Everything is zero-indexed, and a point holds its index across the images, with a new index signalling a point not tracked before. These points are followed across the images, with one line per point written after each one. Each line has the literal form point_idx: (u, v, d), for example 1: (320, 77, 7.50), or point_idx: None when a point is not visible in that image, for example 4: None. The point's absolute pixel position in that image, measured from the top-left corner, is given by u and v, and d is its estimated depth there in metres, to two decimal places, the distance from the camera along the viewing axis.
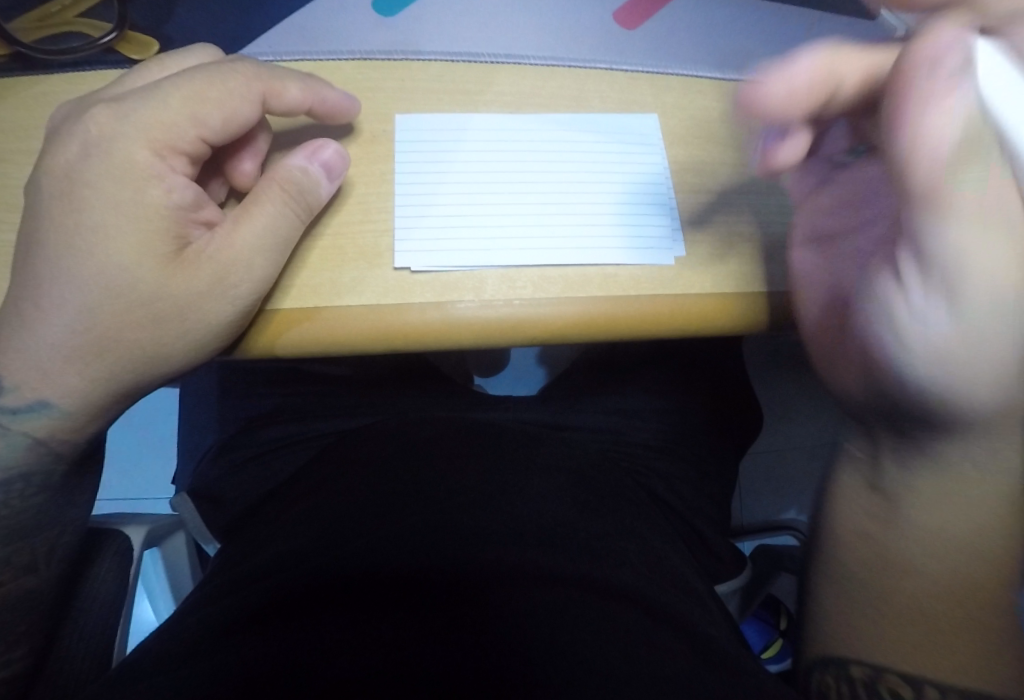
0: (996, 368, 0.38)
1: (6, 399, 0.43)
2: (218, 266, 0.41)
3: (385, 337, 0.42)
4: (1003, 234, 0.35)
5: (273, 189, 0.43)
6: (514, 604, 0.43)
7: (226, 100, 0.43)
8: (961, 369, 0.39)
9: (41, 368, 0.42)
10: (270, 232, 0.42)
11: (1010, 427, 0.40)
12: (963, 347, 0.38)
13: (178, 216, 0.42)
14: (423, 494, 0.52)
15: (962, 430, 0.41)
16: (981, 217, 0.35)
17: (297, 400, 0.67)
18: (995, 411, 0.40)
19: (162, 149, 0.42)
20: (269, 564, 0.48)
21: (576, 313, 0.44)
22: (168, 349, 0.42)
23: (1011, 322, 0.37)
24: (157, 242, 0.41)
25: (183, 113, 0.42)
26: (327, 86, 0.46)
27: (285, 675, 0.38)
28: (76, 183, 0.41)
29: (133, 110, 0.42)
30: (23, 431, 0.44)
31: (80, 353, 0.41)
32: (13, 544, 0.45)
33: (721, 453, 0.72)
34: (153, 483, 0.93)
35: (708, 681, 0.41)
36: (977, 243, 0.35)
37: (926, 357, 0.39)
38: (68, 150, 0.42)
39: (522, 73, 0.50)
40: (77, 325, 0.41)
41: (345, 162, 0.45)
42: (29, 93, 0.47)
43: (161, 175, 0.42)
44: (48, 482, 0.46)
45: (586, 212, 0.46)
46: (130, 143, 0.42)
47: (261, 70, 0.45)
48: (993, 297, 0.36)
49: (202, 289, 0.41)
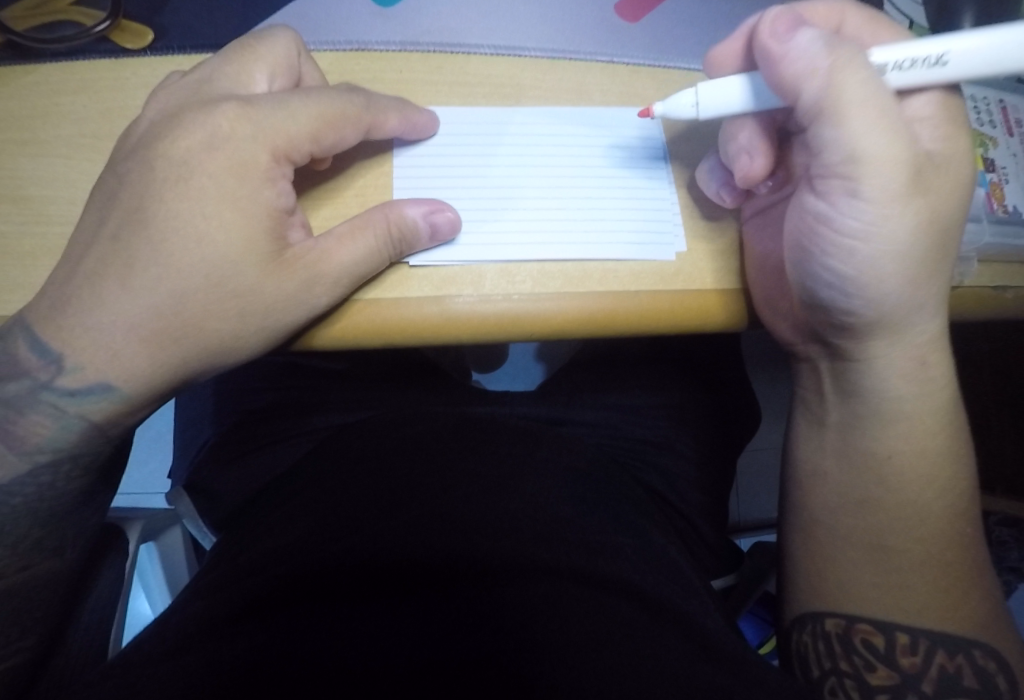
0: (921, 265, 0.41)
1: (62, 379, 0.40)
2: (315, 276, 0.40)
3: (384, 330, 0.42)
4: (903, 131, 0.38)
5: (379, 228, 0.41)
6: (511, 596, 0.43)
7: (343, 124, 0.41)
8: (898, 274, 0.41)
9: (111, 345, 0.39)
10: (360, 266, 0.41)
11: (932, 314, 0.44)
12: (879, 264, 0.41)
13: (283, 219, 0.40)
14: (418, 488, 0.52)
15: (903, 335, 0.44)
16: (867, 126, 0.37)
17: (296, 396, 0.66)
18: (922, 304, 0.43)
19: (282, 156, 0.40)
20: (264, 558, 0.48)
21: (578, 310, 0.43)
22: (246, 341, 0.41)
23: (928, 216, 0.40)
24: (262, 240, 0.39)
25: (311, 128, 0.40)
26: (416, 109, 0.45)
27: (280, 674, 0.38)
28: (195, 170, 0.39)
29: (263, 115, 0.40)
30: (79, 414, 0.41)
31: (157, 336, 0.39)
32: (49, 526, 0.44)
33: (719, 448, 0.72)
34: (152, 478, 0.92)
35: (709, 674, 0.41)
36: (885, 146, 0.37)
37: (865, 270, 0.41)
38: (189, 137, 0.39)
39: (523, 66, 0.49)
40: (162, 309, 0.39)
41: (455, 234, 0.43)
42: (23, 83, 0.46)
43: (276, 179, 0.40)
44: (96, 464, 0.44)
45: (591, 209, 0.46)
46: (253, 145, 0.39)
47: (367, 98, 0.43)
48: (913, 195, 0.39)
49: (290, 291, 0.40)
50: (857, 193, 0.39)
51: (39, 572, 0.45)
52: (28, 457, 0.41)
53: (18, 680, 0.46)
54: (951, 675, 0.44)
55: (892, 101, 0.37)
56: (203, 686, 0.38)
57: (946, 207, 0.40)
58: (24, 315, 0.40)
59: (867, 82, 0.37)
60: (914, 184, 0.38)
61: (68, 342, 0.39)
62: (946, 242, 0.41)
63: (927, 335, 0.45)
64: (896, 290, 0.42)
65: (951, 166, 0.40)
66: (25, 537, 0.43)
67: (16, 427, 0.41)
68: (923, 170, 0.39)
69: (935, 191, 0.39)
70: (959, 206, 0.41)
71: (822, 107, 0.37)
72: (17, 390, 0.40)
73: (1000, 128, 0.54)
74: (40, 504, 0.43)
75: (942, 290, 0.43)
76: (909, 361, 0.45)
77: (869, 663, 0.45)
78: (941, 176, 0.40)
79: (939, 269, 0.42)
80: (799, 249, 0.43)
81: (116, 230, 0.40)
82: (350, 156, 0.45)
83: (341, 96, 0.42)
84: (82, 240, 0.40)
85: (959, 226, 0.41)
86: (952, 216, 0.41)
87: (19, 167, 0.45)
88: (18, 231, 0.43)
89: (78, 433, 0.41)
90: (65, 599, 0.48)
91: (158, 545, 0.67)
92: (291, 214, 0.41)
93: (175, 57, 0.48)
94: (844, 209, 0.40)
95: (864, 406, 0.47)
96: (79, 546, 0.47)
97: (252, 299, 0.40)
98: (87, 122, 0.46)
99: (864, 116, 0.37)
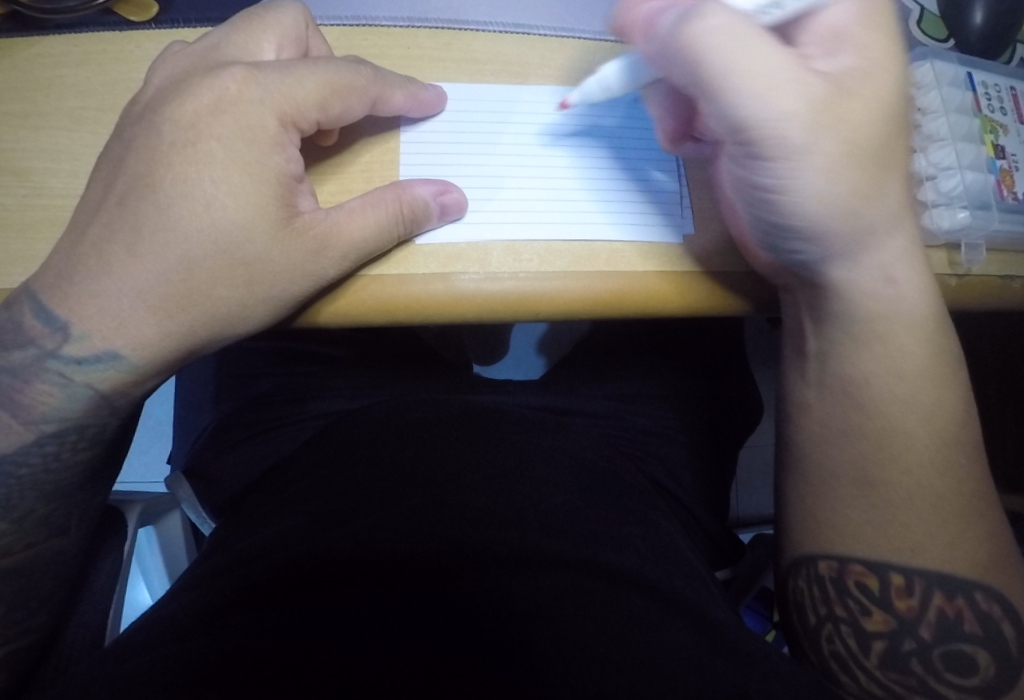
0: (853, 196, 0.40)
1: (68, 348, 0.40)
2: (325, 247, 0.40)
3: (390, 306, 0.42)
4: (793, 80, 0.37)
5: (389, 206, 0.41)
6: (517, 587, 0.43)
7: (349, 93, 0.41)
8: (835, 213, 0.41)
9: (117, 315, 0.39)
10: (372, 240, 0.41)
11: (886, 232, 0.43)
12: (825, 208, 0.40)
13: (292, 187, 0.40)
14: (423, 476, 0.51)
15: (861, 257, 0.44)
16: (763, 86, 0.37)
17: (298, 381, 0.66)
18: (874, 227, 0.42)
19: (288, 121, 0.40)
20: (262, 545, 0.47)
21: (587, 290, 0.43)
22: (250, 314, 0.40)
23: (845, 151, 0.39)
24: (272, 206, 0.39)
25: (318, 94, 0.40)
26: (422, 86, 0.44)
27: (277, 661, 0.38)
28: (203, 134, 0.39)
29: (271, 79, 0.39)
30: (86, 383, 0.40)
31: (164, 303, 0.39)
32: (55, 502, 0.44)
33: (720, 437, 0.72)
34: (152, 465, 0.92)
35: (717, 665, 0.41)
36: (775, 100, 0.37)
37: (800, 218, 0.41)
38: (196, 100, 0.39)
39: (531, 43, 0.48)
40: (170, 275, 0.39)
41: (461, 215, 0.43)
42: (27, 57, 0.46)
43: (284, 144, 0.39)
44: (100, 436, 0.43)
45: (597, 190, 0.45)
46: (260, 108, 0.39)
47: (371, 69, 0.42)
48: (819, 137, 0.38)
49: (298, 261, 0.40)
50: (764, 150, 0.39)
51: (43, 551, 0.45)
52: (28, 430, 0.41)
53: (16, 678, 0.45)
54: (950, 619, 0.45)
55: (776, 57, 0.37)
56: (202, 674, 0.38)
57: (863, 131, 0.39)
58: (30, 285, 0.40)
59: (738, 43, 0.37)
60: (817, 126, 0.38)
61: (74, 310, 0.39)
62: (876, 166, 0.40)
63: (891, 254, 0.44)
64: (839, 228, 0.41)
65: (862, 86, 0.39)
66: (30, 512, 0.43)
67: (21, 396, 0.40)
68: (824, 106, 0.38)
69: (847, 123, 0.39)
70: (880, 123, 0.40)
71: (699, 80, 0.38)
72: (18, 361, 0.40)
73: (1011, 115, 0.53)
74: (46, 476, 0.43)
75: (894, 206, 0.42)
76: (873, 277, 0.44)
77: (864, 607, 0.46)
78: (852, 101, 0.39)
79: (880, 191, 0.41)
80: (742, 210, 0.43)
81: (117, 200, 0.39)
82: (355, 133, 0.45)
83: (348, 66, 0.41)
84: (84, 212, 0.40)
85: (890, 142, 0.40)
86: (874, 139, 0.40)
87: (21, 140, 0.45)
88: (17, 203, 0.43)
89: (78, 406, 0.41)
90: (65, 591, 0.48)
91: (158, 530, 0.66)
92: (300, 181, 0.41)
93: (179, 31, 0.47)
94: (755, 166, 0.40)
95: (872, 395, 0.46)
96: (84, 524, 0.47)
97: (262, 268, 0.39)
98: (89, 95, 0.46)
99: (756, 81, 0.37)
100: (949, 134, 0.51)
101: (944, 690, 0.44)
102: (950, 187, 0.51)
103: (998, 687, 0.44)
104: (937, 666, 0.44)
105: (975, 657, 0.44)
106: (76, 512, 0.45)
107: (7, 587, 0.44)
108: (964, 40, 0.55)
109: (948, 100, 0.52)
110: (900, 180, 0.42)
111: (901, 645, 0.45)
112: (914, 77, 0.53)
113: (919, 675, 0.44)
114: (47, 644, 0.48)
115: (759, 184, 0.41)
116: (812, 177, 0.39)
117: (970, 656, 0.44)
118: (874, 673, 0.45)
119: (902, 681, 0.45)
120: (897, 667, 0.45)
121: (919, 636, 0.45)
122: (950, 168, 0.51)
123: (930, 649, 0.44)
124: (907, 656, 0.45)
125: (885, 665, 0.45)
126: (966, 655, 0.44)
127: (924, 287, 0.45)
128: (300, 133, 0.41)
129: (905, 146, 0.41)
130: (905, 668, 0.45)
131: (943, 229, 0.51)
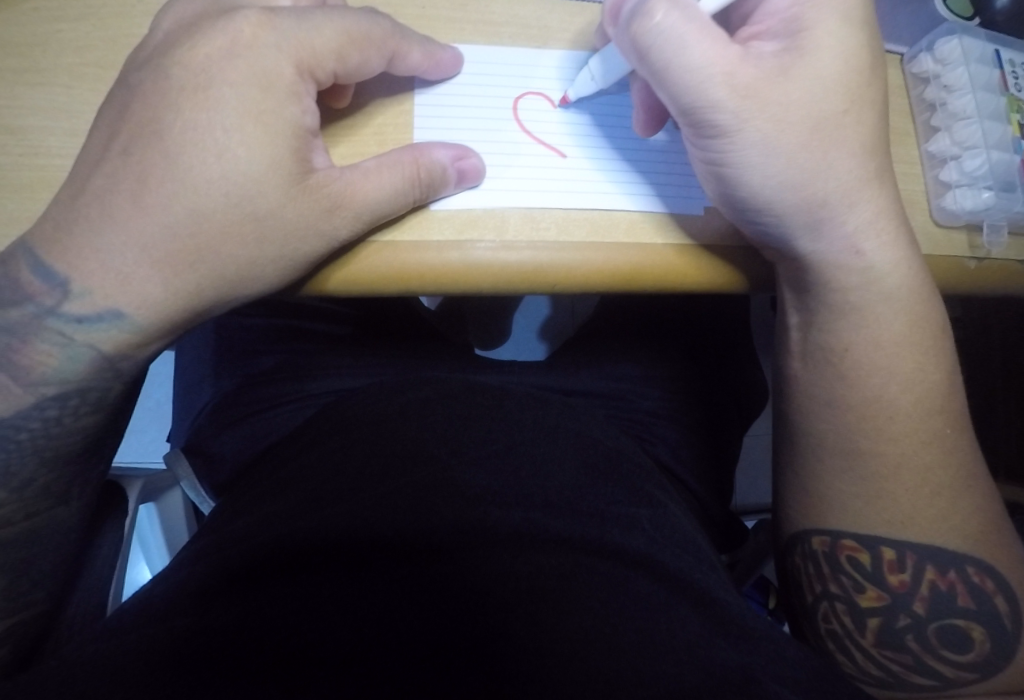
0: (804, 172, 0.40)
1: (68, 306, 0.38)
2: (342, 204, 0.39)
3: (402, 274, 0.41)
4: (729, 70, 0.38)
5: (407, 168, 0.40)
6: (515, 564, 0.41)
7: (366, 45, 0.39)
8: (784, 191, 0.40)
9: (120, 271, 0.37)
10: (386, 204, 0.40)
11: (846, 206, 0.42)
12: (779, 185, 0.40)
13: (307, 140, 0.38)
14: (425, 452, 0.49)
15: (823, 229, 0.43)
16: (701, 74, 0.37)
17: (297, 358, 0.64)
18: (830, 200, 0.42)
19: (305, 69, 0.38)
20: (259, 522, 0.46)
21: (602, 261, 0.42)
22: (259, 273, 0.39)
23: (786, 132, 0.39)
24: (286, 159, 0.38)
25: (336, 42, 0.38)
26: (439, 45, 0.43)
27: (269, 642, 0.37)
28: (215, 80, 0.37)
29: (287, 23, 0.37)
30: (88, 343, 0.39)
31: (170, 260, 0.37)
32: (56, 469, 0.42)
33: (725, 423, 0.70)
34: (150, 444, 0.91)
35: (727, 647, 0.40)
36: (705, 83, 0.37)
37: (746, 192, 0.41)
38: (207, 45, 0.37)
39: (550, 6, 0.46)
40: (178, 229, 0.37)
41: (479, 180, 0.42)
42: (19, 10, 0.44)
43: (301, 95, 0.38)
44: (103, 400, 0.42)
45: (612, 158, 0.45)
46: (277, 54, 0.37)
47: (388, 23, 0.41)
48: (752, 116, 0.38)
49: (310, 219, 0.38)
50: (703, 129, 0.39)
51: (45, 521, 0.44)
52: (28, 393, 0.40)
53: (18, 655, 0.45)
54: (944, 592, 0.46)
55: (711, 50, 0.37)
56: (193, 649, 0.36)
57: (804, 112, 0.39)
58: (28, 238, 0.38)
59: (673, 31, 0.37)
60: (749, 106, 0.38)
61: (75, 265, 0.38)
62: (822, 142, 0.40)
63: (857, 228, 0.43)
64: (792, 205, 0.41)
65: (801, 65, 0.39)
66: (31, 481, 0.42)
67: (20, 356, 0.39)
68: (758, 88, 0.38)
69: (784, 101, 0.38)
70: (825, 99, 0.39)
71: (645, 66, 0.38)
72: (17, 320, 0.39)
73: None
74: (46, 441, 0.41)
75: (851, 178, 0.41)
76: (841, 248, 0.44)
77: (858, 584, 0.47)
78: (789, 80, 0.39)
79: (832, 165, 0.41)
80: (705, 183, 0.43)
81: (119, 151, 0.38)
82: (368, 92, 0.43)
83: (366, 16, 0.40)
84: (83, 167, 0.38)
85: (838, 118, 0.40)
86: (813, 116, 0.39)
87: (16, 93, 0.43)
88: (13, 163, 0.42)
89: (80, 367, 0.40)
90: (68, 563, 0.47)
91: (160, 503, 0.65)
92: (315, 135, 0.39)
93: None
94: (703, 144, 0.40)
95: (870, 372, 0.47)
96: (85, 492, 0.46)
97: (272, 224, 0.38)
98: (89, 50, 0.44)
99: (691, 70, 0.37)
100: (975, 112, 0.50)
101: (941, 665, 0.46)
102: (975, 167, 0.49)
103: (992, 660, 0.46)
104: (932, 642, 0.46)
105: (970, 631, 0.46)
106: (77, 481, 0.44)
107: (9, 556, 0.43)
108: (989, 18, 0.54)
109: (975, 76, 0.51)
110: (858, 151, 0.41)
111: (896, 620, 0.46)
112: (941, 54, 0.51)
113: (914, 651, 0.46)
114: (46, 620, 0.47)
115: (711, 161, 0.41)
116: (759, 160, 0.39)
117: (963, 630, 0.46)
118: (870, 649, 0.47)
119: (898, 657, 0.47)
120: (893, 644, 0.47)
121: (914, 611, 0.46)
122: (975, 148, 0.49)
123: (924, 624, 0.46)
124: (903, 632, 0.46)
125: (881, 643, 0.47)
126: (961, 630, 0.46)
127: (897, 257, 0.44)
128: (317, 84, 0.39)
129: (863, 119, 0.41)
130: (901, 646, 0.46)
131: (966, 209, 0.49)
